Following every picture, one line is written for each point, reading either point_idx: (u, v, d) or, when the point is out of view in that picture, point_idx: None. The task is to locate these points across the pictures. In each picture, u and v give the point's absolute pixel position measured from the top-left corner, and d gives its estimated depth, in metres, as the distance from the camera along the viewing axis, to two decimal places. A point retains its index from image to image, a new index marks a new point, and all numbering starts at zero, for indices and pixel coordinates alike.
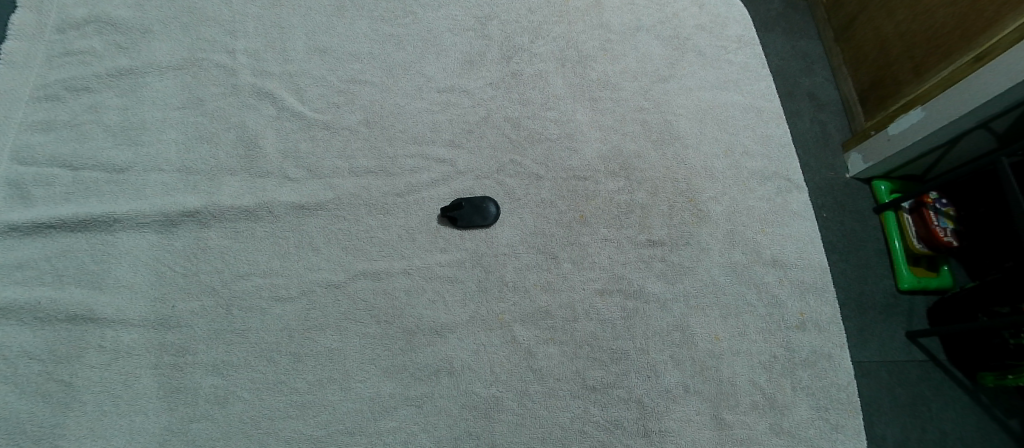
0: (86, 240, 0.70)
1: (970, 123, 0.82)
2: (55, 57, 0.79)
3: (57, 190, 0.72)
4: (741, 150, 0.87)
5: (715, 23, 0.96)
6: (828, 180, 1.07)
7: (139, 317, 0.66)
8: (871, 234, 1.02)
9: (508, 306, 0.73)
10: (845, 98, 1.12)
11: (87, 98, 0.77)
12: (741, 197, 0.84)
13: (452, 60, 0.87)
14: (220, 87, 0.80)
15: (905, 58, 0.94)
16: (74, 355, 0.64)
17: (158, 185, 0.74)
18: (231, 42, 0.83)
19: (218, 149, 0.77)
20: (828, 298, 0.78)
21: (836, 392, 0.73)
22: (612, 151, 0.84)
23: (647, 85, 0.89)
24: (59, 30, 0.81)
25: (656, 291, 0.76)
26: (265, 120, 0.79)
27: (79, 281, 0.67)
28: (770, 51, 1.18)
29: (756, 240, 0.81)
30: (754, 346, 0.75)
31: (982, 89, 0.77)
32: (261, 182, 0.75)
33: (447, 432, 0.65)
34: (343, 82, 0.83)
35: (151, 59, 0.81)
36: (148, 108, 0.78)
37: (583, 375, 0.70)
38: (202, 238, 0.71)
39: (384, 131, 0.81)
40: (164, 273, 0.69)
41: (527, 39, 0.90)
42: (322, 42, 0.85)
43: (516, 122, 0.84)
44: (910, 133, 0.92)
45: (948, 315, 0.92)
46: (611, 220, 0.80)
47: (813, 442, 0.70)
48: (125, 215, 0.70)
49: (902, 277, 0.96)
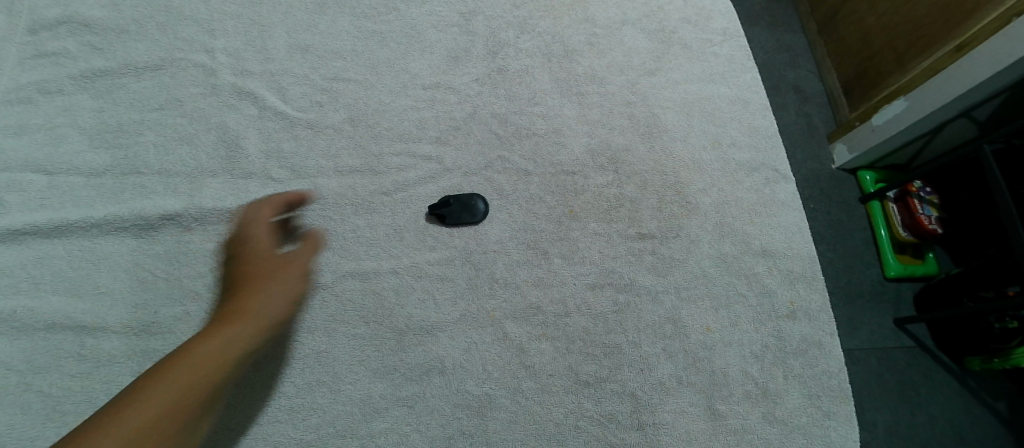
0: (63, 247, 0.68)
1: (952, 112, 0.83)
2: (27, 58, 0.77)
3: (32, 196, 0.69)
4: (728, 141, 0.87)
5: (701, 16, 0.96)
6: (814, 170, 1.08)
7: (120, 323, 0.65)
8: (857, 223, 1.03)
9: (499, 303, 0.72)
10: (829, 90, 1.13)
11: (62, 101, 0.75)
12: (730, 188, 0.84)
13: (437, 56, 0.86)
14: (200, 88, 0.79)
15: (888, 49, 0.95)
16: (53, 364, 0.62)
17: (138, 188, 0.72)
18: (210, 41, 0.82)
19: (199, 150, 0.75)
20: (817, 287, 0.79)
21: (827, 380, 0.74)
22: (600, 144, 0.84)
23: (633, 79, 0.89)
24: (32, 32, 0.78)
25: (647, 284, 0.76)
26: (247, 121, 0.78)
27: (57, 289, 0.65)
28: (754, 44, 1.19)
29: (746, 231, 0.81)
30: (745, 337, 0.75)
31: (964, 78, 0.78)
32: (244, 183, 0.74)
33: (439, 432, 0.65)
34: (326, 80, 0.82)
35: (128, 59, 0.79)
36: (125, 110, 0.76)
37: (575, 370, 0.70)
38: (185, 241, 0.70)
39: (369, 130, 0.79)
40: (145, 278, 0.68)
41: (512, 35, 0.89)
42: (304, 40, 0.84)
43: (503, 118, 0.83)
44: (893, 123, 0.93)
45: (934, 301, 0.94)
46: (601, 214, 0.80)
47: (806, 430, 0.71)
48: (103, 219, 0.68)
49: (888, 265, 0.97)
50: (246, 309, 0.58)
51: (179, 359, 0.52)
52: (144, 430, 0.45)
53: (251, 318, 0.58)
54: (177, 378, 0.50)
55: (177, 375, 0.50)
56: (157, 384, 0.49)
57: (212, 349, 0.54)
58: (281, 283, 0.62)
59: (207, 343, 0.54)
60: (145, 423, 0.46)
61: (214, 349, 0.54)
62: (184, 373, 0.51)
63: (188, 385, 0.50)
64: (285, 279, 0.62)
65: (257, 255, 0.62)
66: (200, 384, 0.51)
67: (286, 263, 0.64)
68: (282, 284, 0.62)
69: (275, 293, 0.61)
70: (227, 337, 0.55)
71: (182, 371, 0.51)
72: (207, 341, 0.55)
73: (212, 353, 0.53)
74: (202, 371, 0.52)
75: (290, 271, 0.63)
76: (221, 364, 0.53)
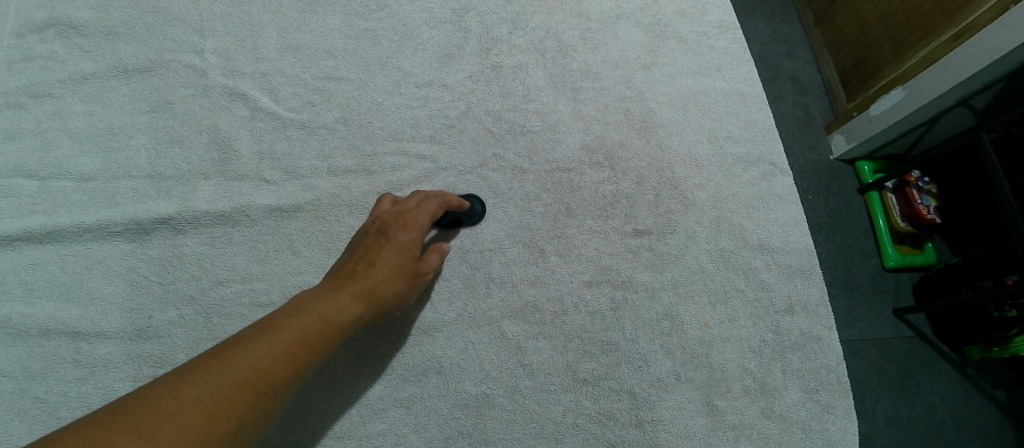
0: (55, 252, 0.67)
1: (950, 102, 0.83)
2: (15, 62, 0.76)
3: (23, 202, 0.69)
4: (724, 135, 0.86)
5: (696, 9, 0.95)
6: (812, 163, 1.07)
7: (115, 329, 0.64)
8: (856, 215, 1.03)
9: (496, 303, 0.72)
10: (826, 80, 1.12)
11: (51, 105, 0.74)
12: (726, 183, 0.83)
13: (430, 54, 0.85)
14: (190, 89, 0.78)
15: (885, 39, 0.95)
16: (48, 370, 0.62)
17: (130, 192, 0.71)
18: (200, 41, 0.81)
19: (191, 152, 0.74)
20: (815, 281, 0.79)
21: (825, 374, 0.74)
22: (596, 141, 0.83)
23: (628, 74, 0.88)
24: (19, 35, 0.77)
25: (644, 281, 0.75)
26: (239, 122, 0.77)
27: (51, 295, 0.65)
28: (751, 35, 1.18)
29: (743, 226, 0.81)
30: (743, 332, 0.75)
31: (962, 67, 0.78)
32: (237, 185, 0.73)
33: (437, 432, 0.65)
34: (318, 79, 0.81)
35: (118, 62, 0.78)
36: (116, 113, 0.75)
37: (573, 369, 0.70)
38: (178, 244, 0.69)
39: (362, 129, 0.79)
40: (138, 283, 0.67)
41: (506, 31, 0.88)
42: (295, 40, 0.83)
43: (498, 115, 0.83)
44: (891, 113, 0.92)
45: (933, 291, 0.93)
46: (597, 210, 0.79)
47: (804, 424, 0.71)
48: (95, 224, 0.68)
49: (888, 256, 0.97)
50: (360, 285, 0.54)
51: (294, 324, 0.47)
52: (241, 392, 0.40)
53: (364, 296, 0.54)
54: (284, 341, 0.45)
55: (281, 339, 0.45)
56: (264, 341, 0.45)
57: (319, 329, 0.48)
58: (405, 280, 0.59)
59: (322, 309, 0.50)
60: (245, 386, 0.41)
61: (324, 325, 0.49)
62: (292, 339, 0.46)
63: (293, 351, 0.45)
64: (409, 276, 0.59)
65: (397, 243, 0.60)
66: (306, 354, 0.46)
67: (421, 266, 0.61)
68: (411, 279, 0.60)
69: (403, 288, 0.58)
70: (336, 311, 0.51)
71: (286, 337, 0.46)
72: (319, 305, 0.50)
73: (320, 317, 0.49)
74: (310, 338, 0.47)
75: (416, 269, 0.61)
76: (323, 334, 0.48)
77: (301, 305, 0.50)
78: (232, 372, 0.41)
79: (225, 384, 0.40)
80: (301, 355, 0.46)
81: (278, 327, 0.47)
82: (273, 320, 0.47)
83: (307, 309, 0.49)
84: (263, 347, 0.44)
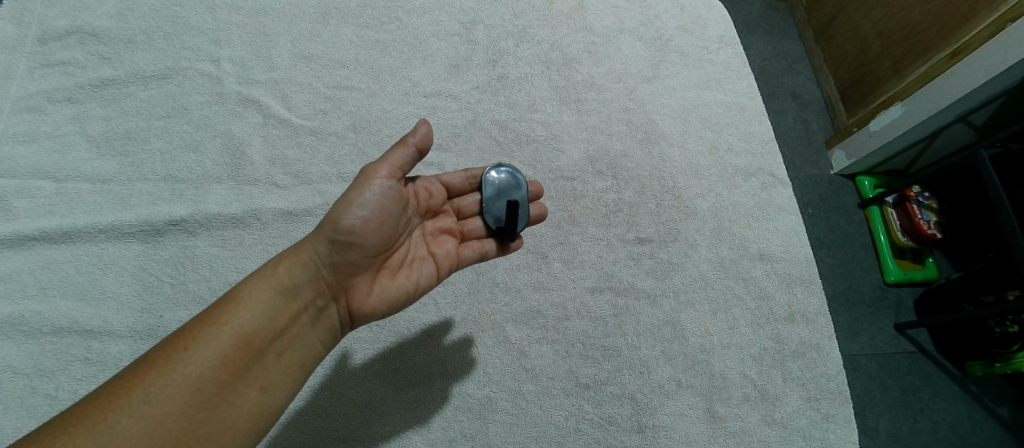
0: (70, 252, 0.69)
1: (949, 118, 0.85)
2: (37, 68, 0.78)
3: (41, 202, 0.71)
4: (725, 147, 0.89)
5: (696, 25, 0.98)
6: (813, 176, 1.09)
7: (127, 328, 0.66)
8: (857, 229, 1.03)
9: (499, 307, 0.73)
10: (826, 96, 1.14)
11: (70, 109, 0.77)
12: (726, 193, 0.85)
13: (438, 65, 0.87)
14: (206, 96, 0.80)
15: (884, 55, 0.97)
16: (59, 367, 0.63)
17: (145, 194, 0.73)
18: (216, 50, 0.84)
19: (204, 157, 0.76)
20: (814, 290, 0.80)
21: (826, 382, 0.74)
22: (599, 151, 0.85)
23: (631, 86, 0.91)
24: (41, 42, 0.80)
25: (645, 288, 0.76)
26: (252, 128, 0.79)
27: (64, 294, 0.66)
28: (752, 50, 1.20)
29: (743, 235, 0.82)
30: (744, 340, 0.75)
31: (960, 83, 0.80)
32: (248, 189, 0.75)
33: (441, 435, 0.65)
34: (329, 88, 0.83)
35: (135, 69, 0.80)
36: (133, 118, 0.78)
37: (574, 373, 0.71)
38: (190, 246, 0.71)
39: (372, 136, 0.81)
40: (151, 283, 0.69)
41: (512, 43, 0.91)
42: (308, 49, 0.85)
43: (503, 125, 0.85)
44: (891, 129, 0.94)
45: (936, 306, 0.94)
46: (600, 218, 0.81)
47: (805, 433, 0.71)
48: (111, 225, 0.70)
49: (888, 271, 0.97)
50: (293, 253, 0.50)
51: (218, 324, 0.44)
52: (170, 409, 0.39)
53: (301, 259, 0.49)
54: (209, 344, 0.43)
55: (204, 345, 0.43)
56: (186, 350, 0.42)
57: (243, 319, 0.45)
58: (354, 209, 0.50)
59: (251, 297, 0.46)
60: (173, 402, 0.40)
61: (250, 313, 0.45)
62: (219, 342, 0.43)
63: (221, 357, 0.43)
64: (354, 201, 0.50)
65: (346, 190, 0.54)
66: (237, 354, 0.44)
67: (371, 177, 0.52)
68: (362, 203, 0.51)
69: (357, 219, 0.50)
70: (267, 291, 0.47)
71: (212, 343, 0.43)
72: (250, 287, 0.47)
73: (261, 296, 0.47)
74: (246, 329, 0.45)
75: (370, 185, 0.51)
76: (262, 317, 0.46)
77: (234, 290, 0.47)
78: (155, 393, 0.39)
79: (151, 402, 0.39)
80: (234, 354, 0.44)
81: (199, 331, 0.44)
82: (202, 318, 0.45)
83: (237, 296, 0.46)
84: (188, 358, 0.42)
